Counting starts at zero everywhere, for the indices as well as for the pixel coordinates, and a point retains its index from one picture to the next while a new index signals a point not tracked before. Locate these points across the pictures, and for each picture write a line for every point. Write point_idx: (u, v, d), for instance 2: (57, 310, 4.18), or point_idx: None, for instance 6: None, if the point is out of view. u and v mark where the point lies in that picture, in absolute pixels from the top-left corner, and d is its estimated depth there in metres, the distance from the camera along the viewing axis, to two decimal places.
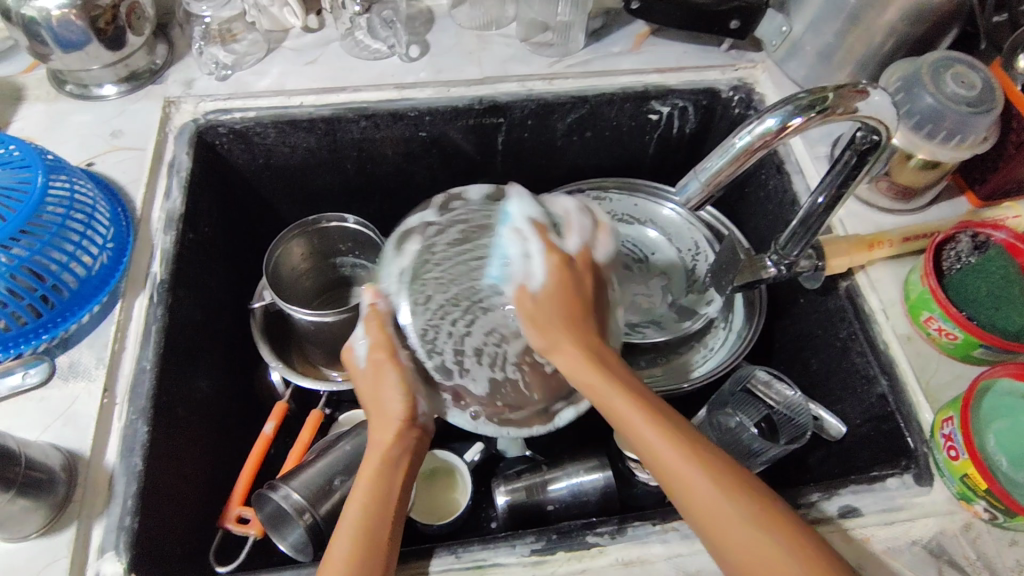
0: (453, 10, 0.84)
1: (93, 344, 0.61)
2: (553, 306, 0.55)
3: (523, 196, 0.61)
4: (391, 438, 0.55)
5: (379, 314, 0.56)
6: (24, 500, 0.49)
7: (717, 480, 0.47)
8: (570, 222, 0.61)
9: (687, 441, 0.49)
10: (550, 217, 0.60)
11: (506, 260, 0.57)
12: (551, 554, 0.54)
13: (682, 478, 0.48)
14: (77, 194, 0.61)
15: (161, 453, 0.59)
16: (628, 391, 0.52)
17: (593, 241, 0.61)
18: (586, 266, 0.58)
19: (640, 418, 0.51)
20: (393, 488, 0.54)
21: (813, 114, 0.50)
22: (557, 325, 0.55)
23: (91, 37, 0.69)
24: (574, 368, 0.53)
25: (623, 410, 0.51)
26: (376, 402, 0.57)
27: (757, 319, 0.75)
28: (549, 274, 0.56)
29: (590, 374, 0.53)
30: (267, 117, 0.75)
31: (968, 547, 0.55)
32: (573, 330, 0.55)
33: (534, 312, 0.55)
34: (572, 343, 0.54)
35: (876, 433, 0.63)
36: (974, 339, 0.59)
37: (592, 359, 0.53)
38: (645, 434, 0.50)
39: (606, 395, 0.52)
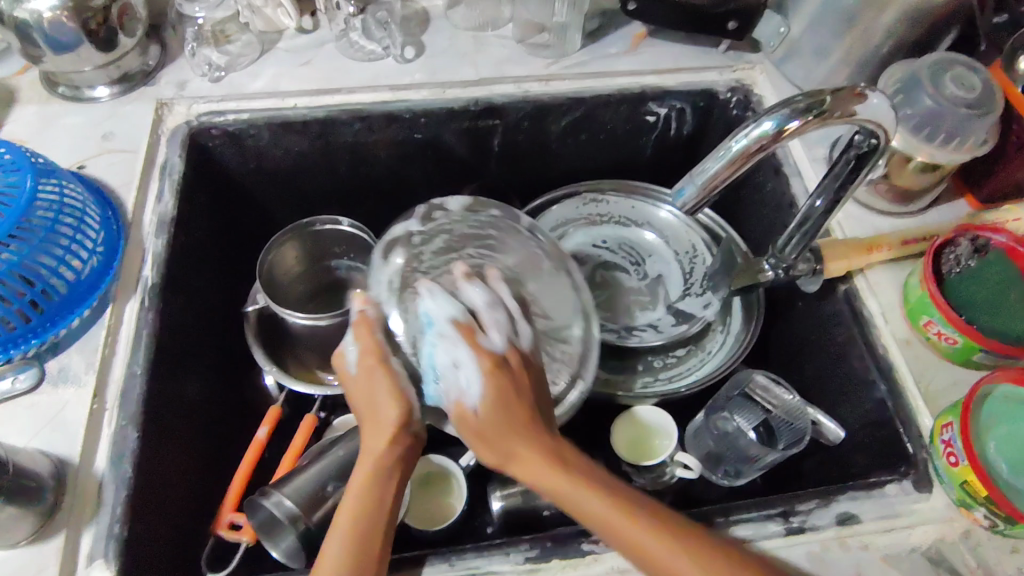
0: (449, 11, 0.84)
1: (82, 349, 0.60)
2: (493, 418, 0.51)
3: (435, 295, 0.56)
4: (383, 448, 0.53)
5: (369, 322, 0.56)
6: (12, 508, 0.48)
7: (707, 564, 0.46)
8: (491, 316, 0.55)
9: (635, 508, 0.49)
10: (466, 314, 0.55)
11: (438, 370, 0.54)
12: (545, 562, 0.54)
13: (670, 566, 0.46)
14: (67, 197, 0.61)
15: (151, 460, 0.58)
16: (565, 467, 0.50)
17: (516, 334, 0.55)
18: (519, 363, 0.53)
19: (609, 513, 0.48)
20: (383, 504, 0.52)
21: (810, 117, 0.49)
22: (506, 432, 0.51)
23: (82, 39, 0.68)
24: (520, 467, 0.51)
25: (566, 491, 0.49)
26: (368, 411, 0.55)
27: (755, 322, 0.75)
28: (483, 387, 0.52)
29: (545, 474, 0.50)
30: (261, 120, 0.74)
31: (968, 554, 0.54)
32: (517, 428, 0.51)
33: (484, 430, 0.51)
34: (515, 440, 0.51)
35: (875, 438, 0.63)
36: (974, 344, 0.58)
37: (545, 459, 0.50)
38: (595, 513, 0.49)
39: (567, 494, 0.49)
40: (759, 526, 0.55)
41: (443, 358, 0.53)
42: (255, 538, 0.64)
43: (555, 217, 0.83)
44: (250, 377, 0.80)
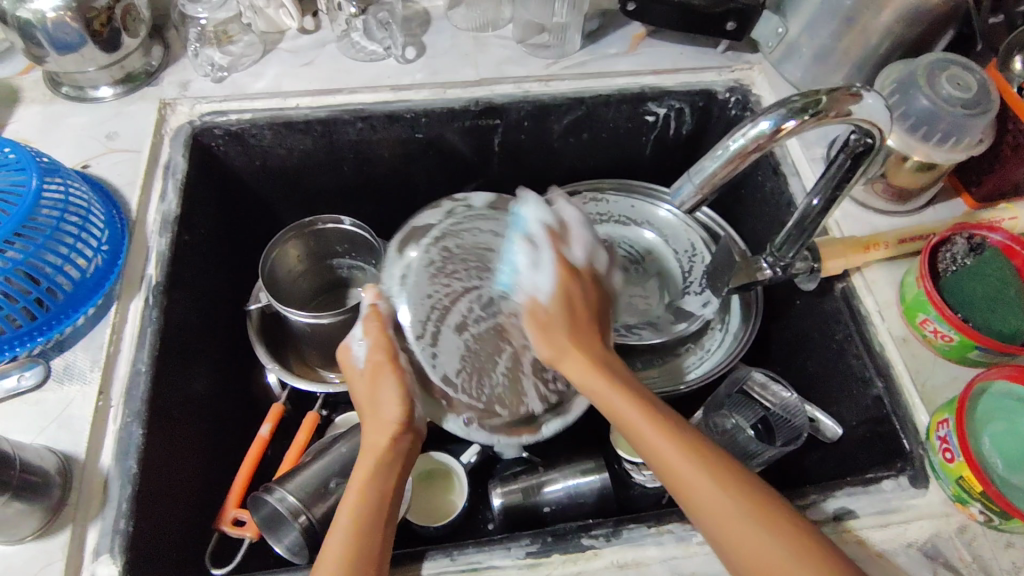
0: (449, 11, 0.84)
1: (87, 347, 0.60)
2: (557, 312, 0.58)
3: (530, 203, 0.64)
4: (387, 442, 0.55)
5: (380, 318, 0.58)
6: (19, 504, 0.49)
7: (708, 474, 0.48)
8: (578, 232, 0.63)
9: (707, 459, 0.49)
10: (557, 223, 0.63)
11: (517, 267, 0.60)
12: (545, 557, 0.54)
13: (676, 470, 0.49)
14: (72, 196, 0.61)
15: (156, 456, 0.59)
16: (647, 407, 0.52)
17: (595, 258, 0.64)
18: (593, 277, 0.62)
19: (640, 412, 0.52)
20: (383, 497, 0.53)
21: (807, 117, 0.50)
22: (569, 336, 0.57)
23: (86, 39, 0.69)
24: (586, 382, 0.55)
25: (637, 424, 0.52)
26: (372, 404, 0.57)
27: (754, 320, 0.76)
28: (556, 285, 0.58)
29: (587, 374, 0.55)
30: (263, 119, 0.75)
31: (964, 549, 0.55)
32: (579, 334, 0.57)
33: (546, 330, 0.58)
34: (583, 358, 0.56)
35: (872, 434, 0.63)
36: (970, 341, 0.59)
37: (597, 362, 0.56)
38: (661, 449, 0.50)
39: (605, 394, 0.54)
40: None
41: (520, 260, 0.60)
42: (258, 535, 0.65)
43: None
44: (253, 375, 0.81)
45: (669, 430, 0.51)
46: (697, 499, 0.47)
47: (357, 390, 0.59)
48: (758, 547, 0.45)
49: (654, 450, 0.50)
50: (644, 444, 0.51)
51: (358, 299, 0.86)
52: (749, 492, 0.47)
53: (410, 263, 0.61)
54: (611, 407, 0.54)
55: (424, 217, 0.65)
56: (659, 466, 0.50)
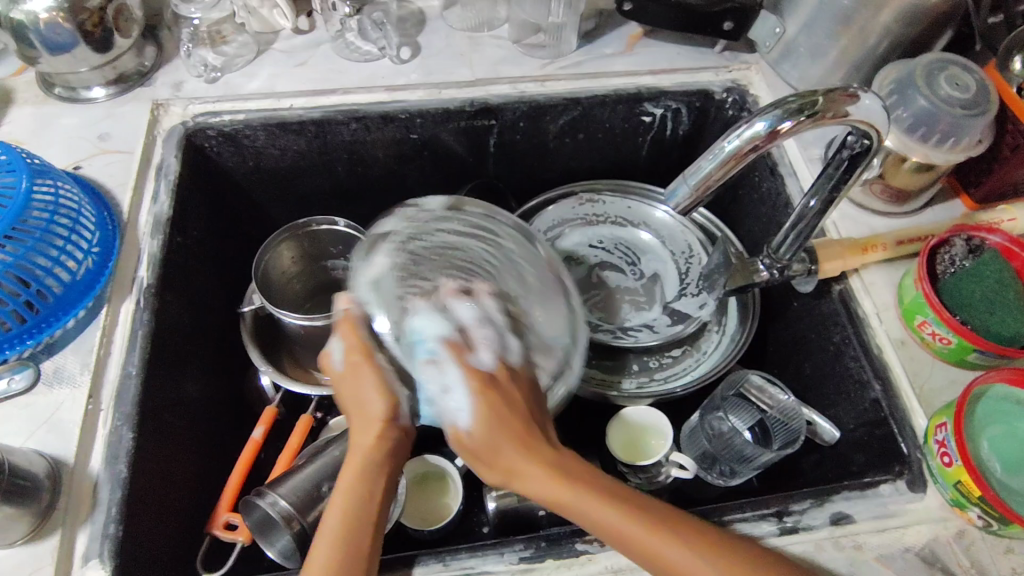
0: (445, 12, 0.84)
1: (78, 350, 0.60)
2: (486, 439, 0.49)
3: (419, 310, 0.52)
4: (371, 442, 0.51)
5: (355, 319, 0.53)
6: (8, 508, 0.49)
7: (723, 563, 0.47)
8: (479, 332, 0.51)
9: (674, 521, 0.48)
10: (455, 329, 0.51)
11: (431, 394, 0.50)
12: (539, 562, 0.54)
13: (690, 570, 0.47)
14: (62, 198, 0.61)
15: (147, 460, 0.58)
16: (606, 495, 0.49)
17: (505, 349, 0.51)
18: (511, 378, 0.50)
19: (625, 516, 0.48)
20: (368, 505, 0.51)
21: (802, 117, 0.49)
22: (514, 441, 0.49)
23: (78, 40, 0.68)
24: (538, 486, 0.49)
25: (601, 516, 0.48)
26: (353, 404, 0.53)
27: (751, 323, 0.75)
28: (471, 411, 0.49)
29: (557, 491, 0.48)
30: (256, 120, 0.74)
31: (962, 554, 0.54)
32: (525, 439, 0.49)
33: (486, 457, 0.49)
34: (535, 461, 0.49)
35: (869, 437, 0.63)
36: (969, 344, 0.58)
37: (552, 471, 0.49)
38: (633, 534, 0.48)
39: (581, 503, 0.48)
40: (752, 526, 0.55)
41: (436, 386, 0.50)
42: (251, 539, 0.64)
43: (551, 217, 0.83)
44: (247, 377, 0.80)
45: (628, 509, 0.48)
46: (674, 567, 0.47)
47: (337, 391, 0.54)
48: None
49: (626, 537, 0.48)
50: (610, 533, 0.48)
51: None
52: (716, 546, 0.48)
53: (368, 272, 0.55)
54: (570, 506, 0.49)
55: (398, 229, 0.57)
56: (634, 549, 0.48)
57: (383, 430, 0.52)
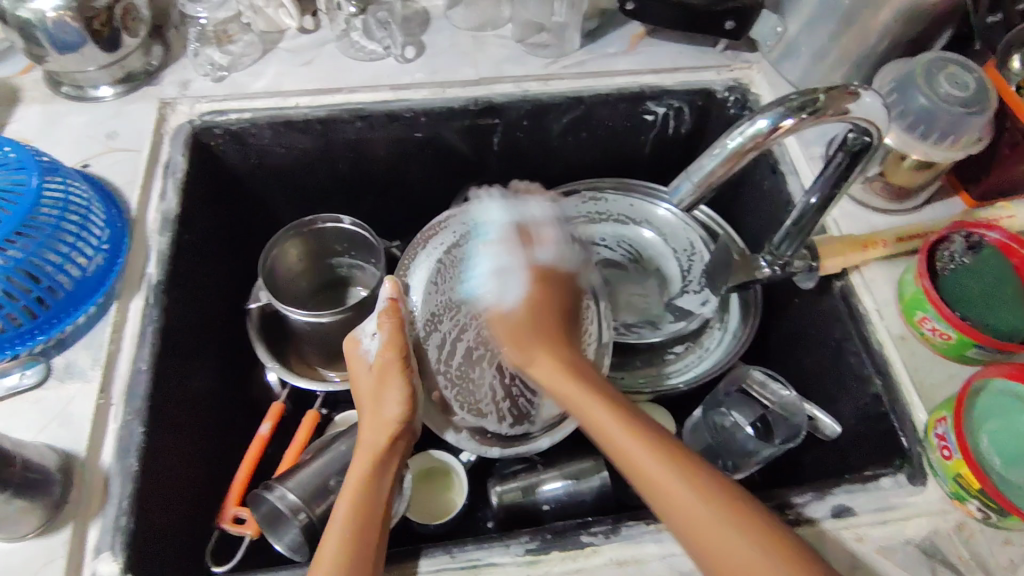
0: (449, 11, 0.84)
1: (88, 345, 0.61)
2: (525, 315, 0.64)
3: (495, 211, 0.71)
4: (385, 441, 0.57)
5: (394, 314, 0.61)
6: (21, 501, 0.49)
7: (686, 475, 0.49)
8: (546, 232, 0.69)
9: (694, 471, 0.49)
10: (524, 228, 0.69)
11: (483, 274, 0.68)
12: (545, 554, 0.54)
13: (651, 473, 0.50)
14: (72, 195, 0.62)
15: (156, 454, 0.59)
16: (637, 429, 0.52)
17: (563, 254, 0.69)
18: (561, 277, 0.68)
19: (614, 417, 0.54)
20: (380, 492, 0.54)
21: (805, 115, 0.50)
22: (539, 345, 0.62)
23: (86, 39, 0.69)
24: (572, 395, 0.57)
25: (622, 441, 0.52)
26: (374, 401, 0.60)
27: (753, 319, 0.76)
28: (521, 291, 0.65)
29: (561, 382, 0.58)
30: (263, 119, 0.75)
31: (961, 546, 0.55)
32: (558, 352, 0.61)
33: (504, 336, 0.64)
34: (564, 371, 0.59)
35: (870, 432, 0.64)
36: (969, 339, 0.59)
37: (566, 371, 0.59)
38: (647, 464, 0.50)
39: (580, 398, 0.56)
40: None
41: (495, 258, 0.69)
42: (259, 533, 0.65)
43: None
44: (253, 374, 0.81)
45: (654, 445, 0.51)
46: (672, 504, 0.48)
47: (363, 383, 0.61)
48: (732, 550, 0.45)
49: (638, 468, 0.50)
50: (628, 460, 0.51)
51: (358, 298, 0.87)
52: (731, 502, 0.47)
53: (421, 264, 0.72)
54: (598, 427, 0.54)
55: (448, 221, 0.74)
56: (641, 480, 0.50)
57: (397, 428, 0.58)
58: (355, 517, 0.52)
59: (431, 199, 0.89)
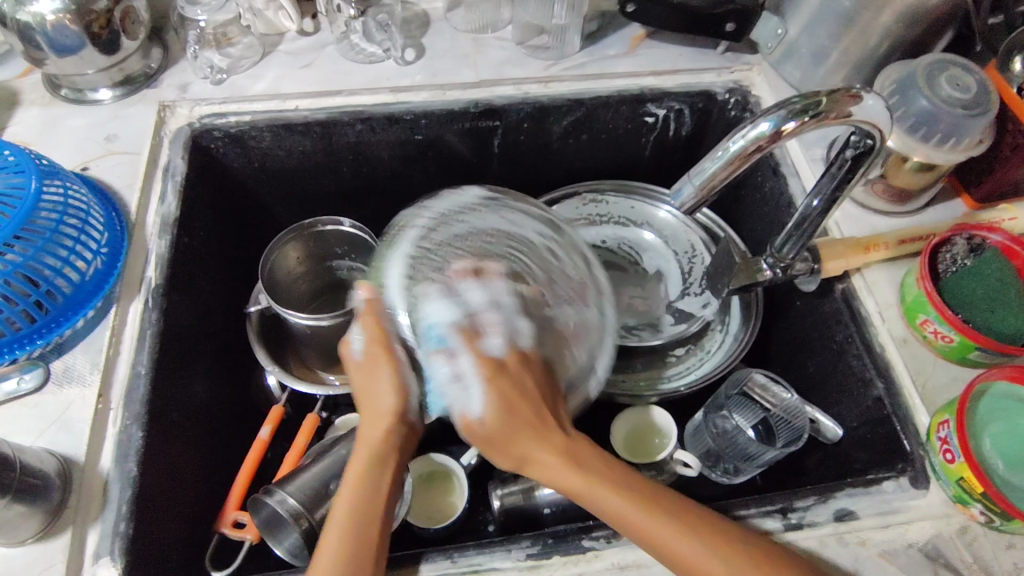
0: (449, 13, 0.84)
1: (88, 349, 0.61)
2: (494, 423, 0.52)
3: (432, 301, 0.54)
4: (379, 436, 0.55)
5: (375, 307, 0.56)
6: (19, 507, 0.49)
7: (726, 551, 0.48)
8: (490, 316, 0.54)
9: (715, 533, 0.49)
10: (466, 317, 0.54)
11: (442, 384, 0.53)
12: (546, 558, 0.54)
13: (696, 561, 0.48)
14: (71, 199, 0.61)
15: (155, 458, 0.59)
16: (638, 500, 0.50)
17: (518, 333, 0.54)
18: (526, 363, 0.53)
19: (628, 502, 0.50)
20: (376, 490, 0.53)
21: (806, 118, 0.50)
22: (516, 428, 0.52)
23: (85, 42, 0.69)
24: (553, 475, 0.52)
25: (632, 520, 0.50)
26: (367, 395, 0.57)
27: (754, 321, 0.75)
28: (481, 398, 0.52)
29: (562, 472, 0.51)
30: (262, 121, 0.75)
31: (964, 550, 0.55)
32: (524, 409, 0.52)
33: (489, 434, 0.52)
34: (542, 443, 0.52)
35: (872, 435, 0.64)
36: (971, 342, 0.59)
37: (565, 459, 0.52)
38: (669, 542, 0.49)
39: (583, 487, 0.51)
40: (757, 523, 0.55)
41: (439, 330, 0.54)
42: (259, 537, 0.65)
43: None
44: (253, 377, 0.80)
45: (663, 517, 0.49)
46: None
47: (354, 378, 0.58)
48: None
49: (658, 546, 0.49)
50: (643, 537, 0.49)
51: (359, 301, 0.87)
52: (751, 557, 0.49)
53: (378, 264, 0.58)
54: (595, 502, 0.51)
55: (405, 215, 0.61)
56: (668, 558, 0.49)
57: (393, 422, 0.56)
58: (353, 514, 0.51)
59: None
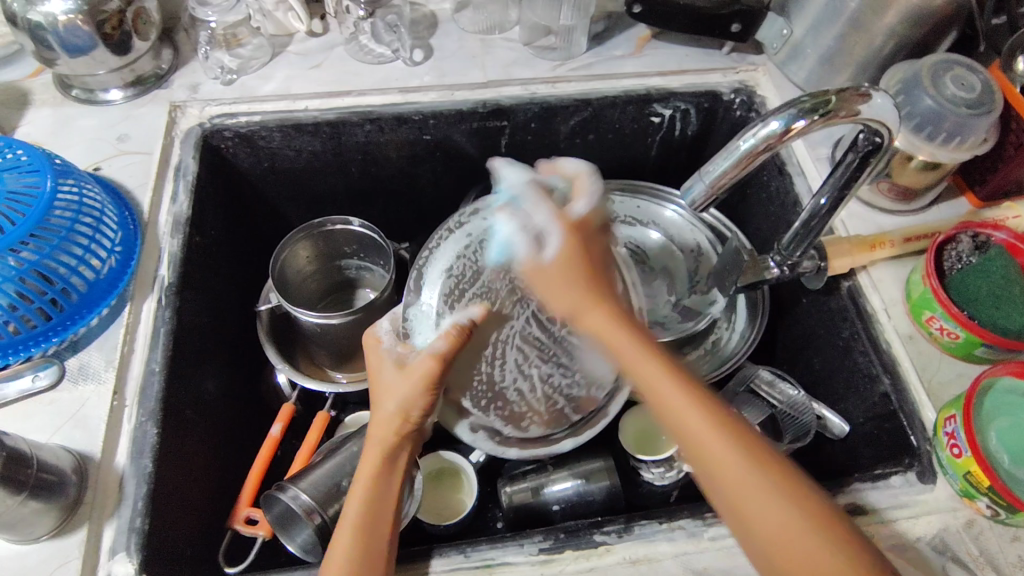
0: (456, 14, 0.85)
1: (102, 347, 0.61)
2: (562, 267, 0.53)
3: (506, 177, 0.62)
4: (393, 439, 0.55)
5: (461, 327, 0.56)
6: (36, 503, 0.50)
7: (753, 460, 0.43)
8: (579, 185, 0.58)
9: (755, 451, 0.44)
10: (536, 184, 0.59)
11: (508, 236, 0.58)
12: (558, 553, 0.55)
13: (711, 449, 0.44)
14: (85, 198, 0.62)
15: (170, 455, 0.59)
16: (688, 388, 0.47)
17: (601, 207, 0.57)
18: (595, 230, 0.57)
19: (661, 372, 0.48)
20: (387, 492, 0.54)
21: (815, 117, 0.51)
22: (578, 284, 0.53)
23: (97, 42, 0.69)
24: (609, 337, 0.51)
25: (670, 398, 0.47)
26: (385, 393, 0.56)
27: (761, 318, 0.76)
28: (557, 243, 0.54)
29: (606, 332, 0.51)
30: (272, 121, 0.75)
31: (971, 543, 0.55)
32: (589, 280, 0.53)
33: (545, 276, 0.54)
34: (603, 310, 0.52)
35: (879, 431, 0.64)
36: (976, 338, 0.59)
37: (615, 319, 0.51)
38: (698, 431, 0.45)
39: (624, 348, 0.50)
40: None
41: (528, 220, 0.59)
42: (271, 533, 0.65)
43: None
44: (262, 376, 0.81)
45: (709, 410, 0.46)
46: (717, 477, 0.44)
47: (382, 381, 0.57)
48: (782, 531, 0.41)
49: (685, 433, 0.46)
50: (677, 420, 0.46)
51: (367, 300, 0.87)
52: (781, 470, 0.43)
53: (444, 253, 0.64)
54: (639, 373, 0.49)
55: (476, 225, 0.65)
56: (691, 445, 0.45)
57: (408, 426, 0.55)
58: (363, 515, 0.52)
59: (438, 202, 0.89)
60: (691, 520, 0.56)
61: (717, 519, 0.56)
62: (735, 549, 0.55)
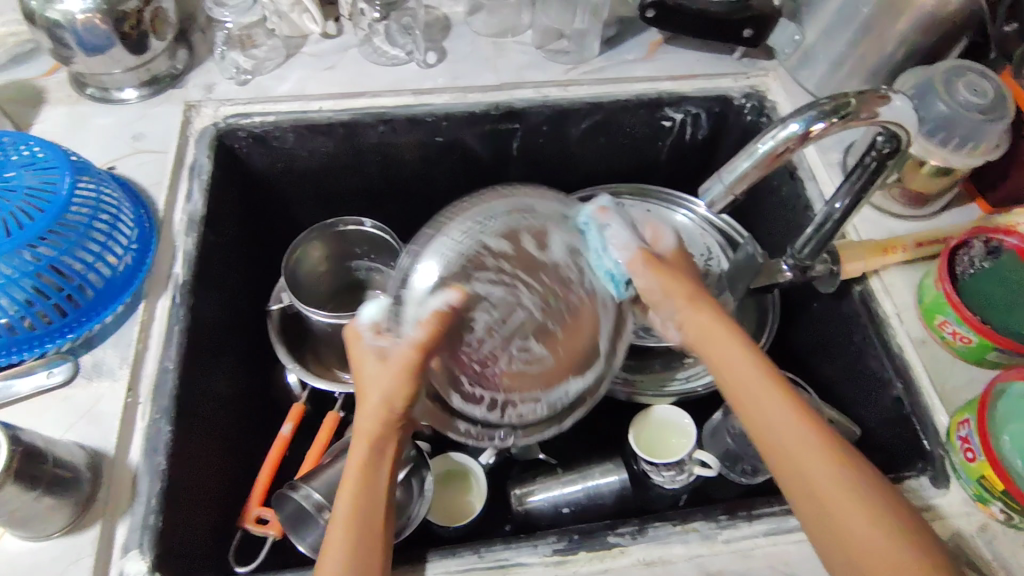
0: (469, 17, 0.86)
1: (116, 344, 0.61)
2: (669, 283, 0.55)
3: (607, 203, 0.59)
4: (381, 429, 0.52)
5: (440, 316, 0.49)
6: (50, 499, 0.49)
7: (851, 480, 0.46)
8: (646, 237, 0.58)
9: (839, 452, 0.48)
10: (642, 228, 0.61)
11: (602, 245, 0.54)
12: (572, 554, 0.55)
13: (805, 464, 0.47)
14: (102, 197, 0.62)
15: (183, 453, 0.59)
16: (782, 391, 0.51)
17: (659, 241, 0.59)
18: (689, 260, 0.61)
19: (760, 379, 0.51)
20: (379, 482, 0.52)
21: (835, 119, 0.51)
22: (683, 292, 0.55)
23: (114, 41, 0.70)
24: (706, 339, 0.54)
25: (764, 402, 0.50)
26: (368, 387, 0.52)
27: (770, 322, 0.77)
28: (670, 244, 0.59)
29: (710, 341, 0.54)
30: (287, 121, 0.76)
31: (985, 548, 0.55)
32: (692, 293, 0.56)
33: (659, 267, 0.55)
34: (701, 311, 0.55)
35: (892, 436, 0.65)
36: (988, 343, 0.59)
37: (717, 322, 0.55)
38: (791, 440, 0.48)
39: (724, 355, 0.53)
40: (780, 520, 0.56)
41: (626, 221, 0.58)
42: (282, 533, 0.65)
43: None
44: (272, 375, 0.81)
45: (798, 414, 0.49)
46: (808, 480, 0.47)
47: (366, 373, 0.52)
48: (871, 540, 0.44)
49: (775, 439, 0.49)
50: (761, 419, 0.50)
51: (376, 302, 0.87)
52: (880, 504, 0.45)
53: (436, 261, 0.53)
54: (733, 376, 0.52)
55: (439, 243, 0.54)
56: (778, 448, 0.49)
57: (398, 416, 0.52)
58: (357, 515, 0.51)
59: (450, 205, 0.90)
60: (705, 523, 0.56)
61: (731, 521, 0.56)
62: (750, 552, 0.55)
